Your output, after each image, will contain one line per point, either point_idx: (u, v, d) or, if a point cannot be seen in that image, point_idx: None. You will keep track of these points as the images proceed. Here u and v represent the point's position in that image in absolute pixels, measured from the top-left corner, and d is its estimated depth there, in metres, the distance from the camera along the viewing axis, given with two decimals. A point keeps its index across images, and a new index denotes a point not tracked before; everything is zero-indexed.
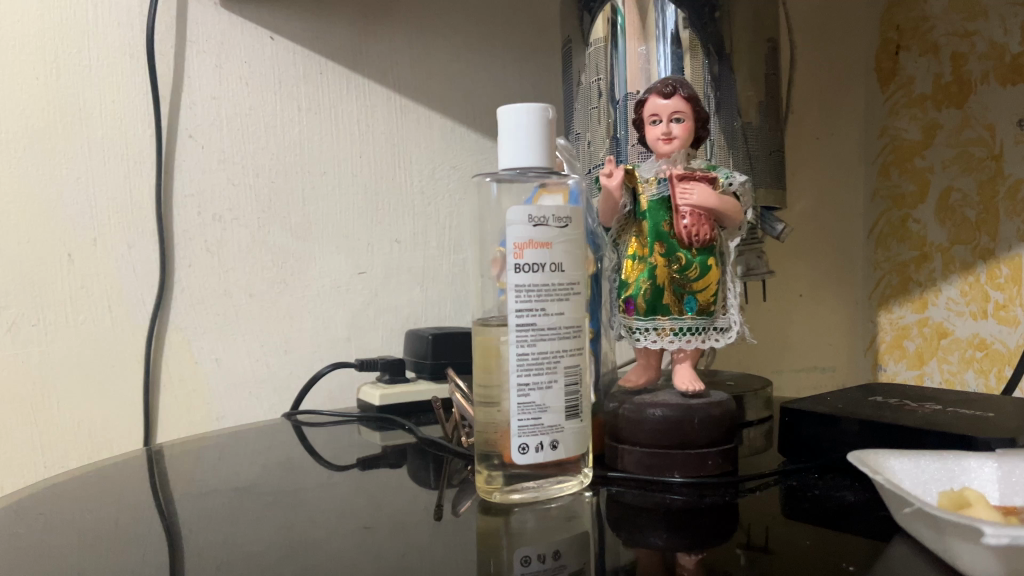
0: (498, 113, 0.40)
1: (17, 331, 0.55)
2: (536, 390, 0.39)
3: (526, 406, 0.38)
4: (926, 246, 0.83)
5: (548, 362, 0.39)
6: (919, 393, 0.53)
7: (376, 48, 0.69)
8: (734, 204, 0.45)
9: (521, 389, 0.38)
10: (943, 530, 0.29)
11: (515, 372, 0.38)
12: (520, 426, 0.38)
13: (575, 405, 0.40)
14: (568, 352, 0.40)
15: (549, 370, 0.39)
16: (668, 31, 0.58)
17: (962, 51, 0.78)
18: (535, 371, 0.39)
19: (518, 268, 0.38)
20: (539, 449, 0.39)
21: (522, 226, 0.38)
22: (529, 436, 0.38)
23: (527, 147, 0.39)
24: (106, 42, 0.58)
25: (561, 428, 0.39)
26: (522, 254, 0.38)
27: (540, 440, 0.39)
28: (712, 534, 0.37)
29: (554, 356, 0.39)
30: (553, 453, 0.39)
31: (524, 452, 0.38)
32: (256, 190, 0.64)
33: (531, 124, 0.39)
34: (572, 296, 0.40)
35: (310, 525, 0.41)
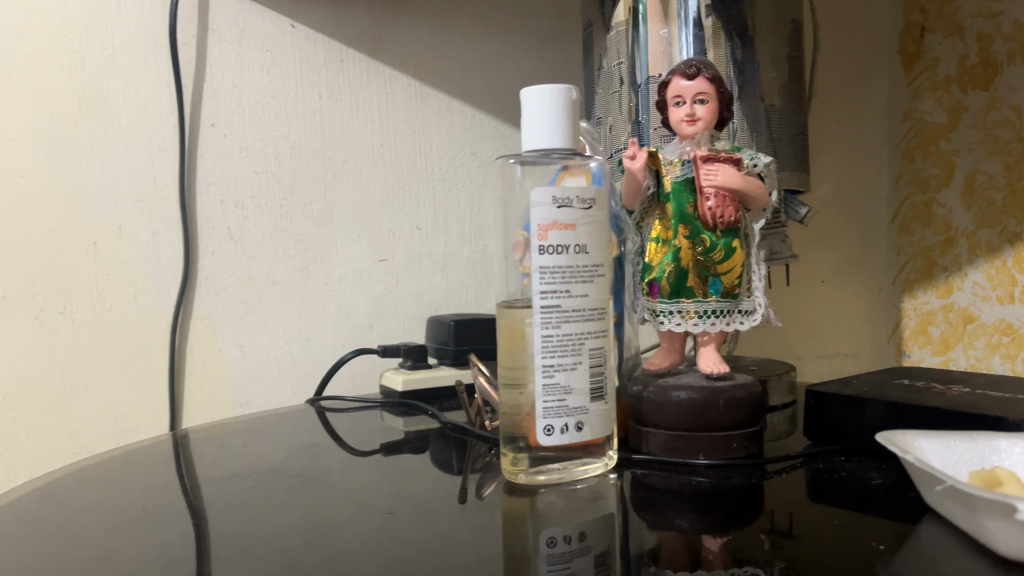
0: (521, 96, 0.40)
1: (44, 319, 0.56)
2: (561, 371, 0.39)
3: (551, 387, 0.38)
4: (951, 231, 0.82)
5: (572, 344, 0.39)
6: (947, 376, 0.52)
7: (396, 35, 0.69)
8: (759, 185, 0.45)
9: (546, 371, 0.38)
10: (975, 508, 0.29)
11: (540, 354, 0.38)
12: (545, 408, 0.38)
13: (599, 387, 0.40)
14: (593, 335, 0.40)
15: (574, 352, 0.39)
16: (690, 15, 0.57)
17: (988, 33, 0.77)
18: (560, 353, 0.39)
19: (542, 250, 0.38)
20: (564, 431, 0.39)
21: (546, 208, 0.38)
22: (554, 418, 0.38)
23: (551, 129, 0.39)
24: (130, 30, 0.58)
25: (586, 410, 0.39)
26: (545, 236, 0.38)
27: (565, 422, 0.39)
28: (738, 517, 0.37)
29: (578, 337, 0.39)
30: (579, 435, 0.39)
31: (549, 433, 0.38)
32: (278, 178, 0.65)
33: (555, 106, 0.39)
34: (596, 278, 0.40)
35: (336, 508, 0.41)
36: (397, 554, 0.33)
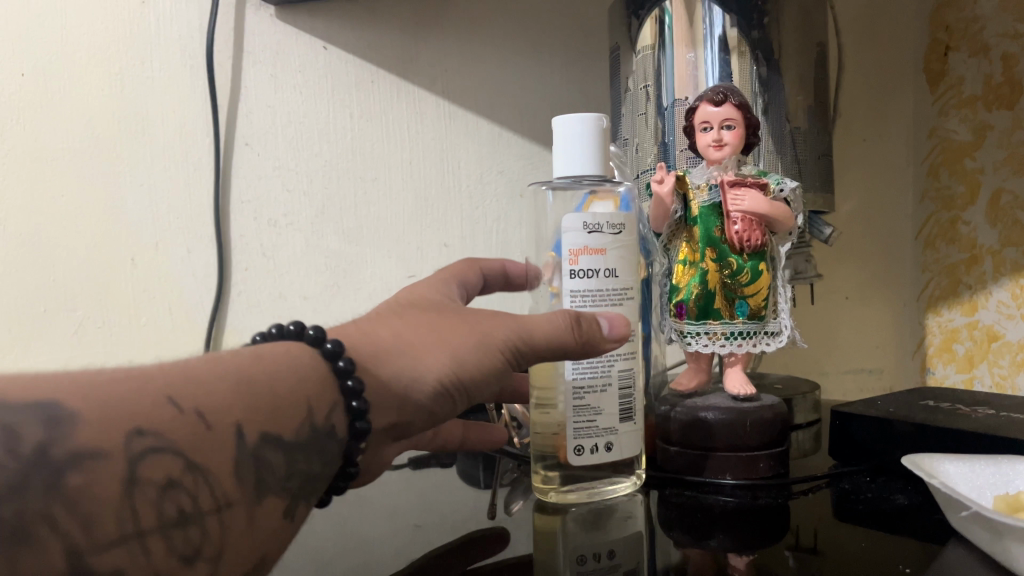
0: (553, 122, 0.41)
1: (84, 331, 0.58)
2: (591, 392, 0.40)
3: (582, 409, 0.39)
4: (976, 248, 0.82)
5: (603, 366, 0.40)
6: (973, 397, 0.53)
7: (427, 55, 0.71)
8: (786, 210, 0.46)
9: (577, 393, 0.39)
10: (1000, 532, 0.30)
11: (571, 375, 0.39)
12: (576, 429, 0.39)
13: (628, 408, 0.41)
14: (622, 356, 0.40)
15: (604, 374, 0.40)
16: (715, 35, 0.58)
17: (1014, 52, 0.77)
18: (590, 374, 0.40)
19: (573, 274, 0.39)
20: (595, 451, 0.40)
21: (577, 233, 0.39)
22: (585, 438, 0.40)
23: (582, 154, 0.40)
24: (169, 52, 0.60)
25: (616, 431, 0.40)
26: (577, 260, 0.39)
27: (595, 442, 0.40)
28: (764, 535, 0.38)
29: (608, 360, 0.40)
30: (608, 455, 0.40)
31: (580, 453, 0.40)
32: (311, 196, 0.66)
33: (587, 133, 0.40)
34: (626, 301, 0.41)
35: (368, 525, 0.42)
36: (430, 569, 0.35)
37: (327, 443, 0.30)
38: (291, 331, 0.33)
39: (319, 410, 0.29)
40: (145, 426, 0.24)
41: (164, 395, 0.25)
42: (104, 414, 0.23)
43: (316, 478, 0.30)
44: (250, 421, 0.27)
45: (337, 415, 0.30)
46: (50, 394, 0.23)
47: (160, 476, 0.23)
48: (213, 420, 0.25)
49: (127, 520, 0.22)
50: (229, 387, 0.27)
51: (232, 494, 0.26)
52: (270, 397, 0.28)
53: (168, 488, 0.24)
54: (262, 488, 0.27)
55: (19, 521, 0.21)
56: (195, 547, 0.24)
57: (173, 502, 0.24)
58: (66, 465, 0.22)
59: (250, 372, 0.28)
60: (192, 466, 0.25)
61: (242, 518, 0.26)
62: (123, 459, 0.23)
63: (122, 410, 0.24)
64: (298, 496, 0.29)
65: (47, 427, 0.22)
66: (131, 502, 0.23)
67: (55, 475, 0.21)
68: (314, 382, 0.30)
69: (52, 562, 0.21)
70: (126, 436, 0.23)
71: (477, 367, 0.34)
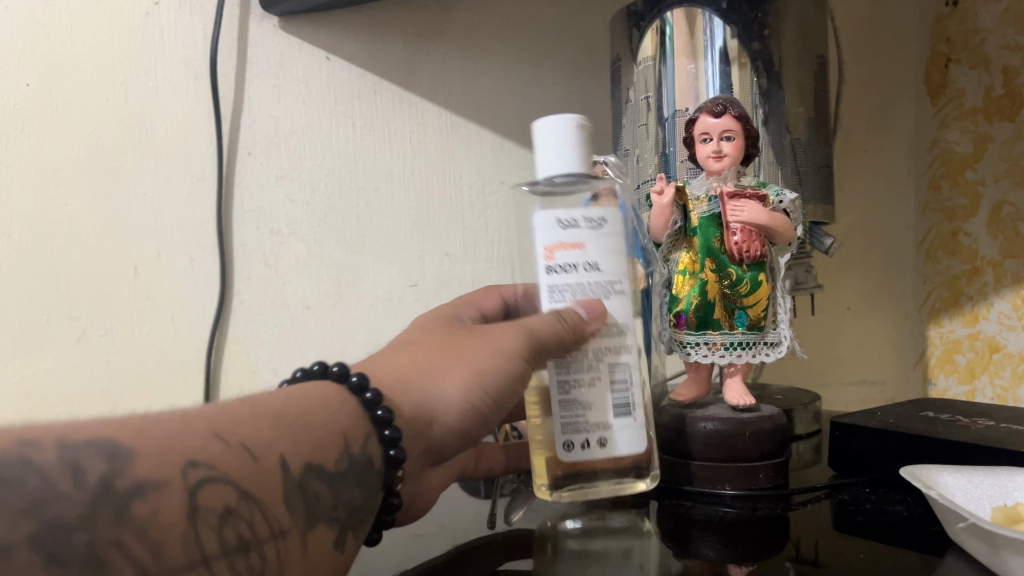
0: (534, 126, 0.41)
1: (86, 341, 0.57)
2: (578, 386, 0.40)
3: (568, 405, 0.40)
4: (977, 260, 0.82)
5: (588, 362, 0.40)
6: (973, 408, 0.53)
7: (429, 66, 0.71)
8: (785, 221, 0.46)
9: (561, 389, 0.40)
10: (997, 544, 0.30)
11: (556, 363, 0.40)
12: (562, 425, 0.40)
13: (623, 402, 0.41)
14: (613, 351, 0.40)
15: (591, 370, 0.40)
16: (716, 46, 0.59)
17: (1014, 65, 0.76)
18: (575, 367, 0.40)
19: (550, 270, 0.40)
20: (585, 446, 0.40)
21: (550, 230, 0.40)
22: (573, 434, 0.40)
23: (564, 155, 0.40)
24: (173, 62, 0.60)
25: (608, 426, 0.40)
26: (553, 255, 0.40)
27: (585, 438, 0.40)
28: (764, 546, 0.38)
29: (596, 355, 0.40)
30: (602, 450, 0.41)
31: (569, 448, 0.40)
32: (312, 205, 0.66)
33: (568, 134, 0.40)
34: (614, 291, 0.40)
35: (369, 541, 0.43)
36: None
37: (366, 474, 0.33)
38: (317, 369, 0.36)
39: (355, 442, 0.33)
40: (199, 457, 0.26)
41: (211, 433, 0.27)
42: (157, 451, 0.26)
43: (360, 508, 0.32)
44: (293, 454, 0.29)
45: (374, 444, 0.34)
46: (107, 434, 0.25)
47: (217, 505, 0.26)
48: (259, 453, 0.28)
49: (193, 548, 0.25)
50: (272, 421, 0.30)
51: (284, 523, 0.28)
52: (307, 433, 0.30)
53: (225, 516, 0.26)
54: (311, 518, 0.29)
55: (93, 550, 0.22)
56: (258, 571, 0.27)
57: (231, 530, 0.26)
58: (132, 496, 0.24)
59: (289, 409, 0.31)
60: (246, 497, 0.27)
61: (296, 545, 0.28)
62: (183, 490, 0.25)
63: (170, 450, 0.26)
64: (345, 526, 0.31)
65: (109, 462, 0.24)
66: (194, 529, 0.25)
67: (121, 508, 0.23)
68: (347, 412, 0.33)
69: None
70: (183, 469, 0.25)
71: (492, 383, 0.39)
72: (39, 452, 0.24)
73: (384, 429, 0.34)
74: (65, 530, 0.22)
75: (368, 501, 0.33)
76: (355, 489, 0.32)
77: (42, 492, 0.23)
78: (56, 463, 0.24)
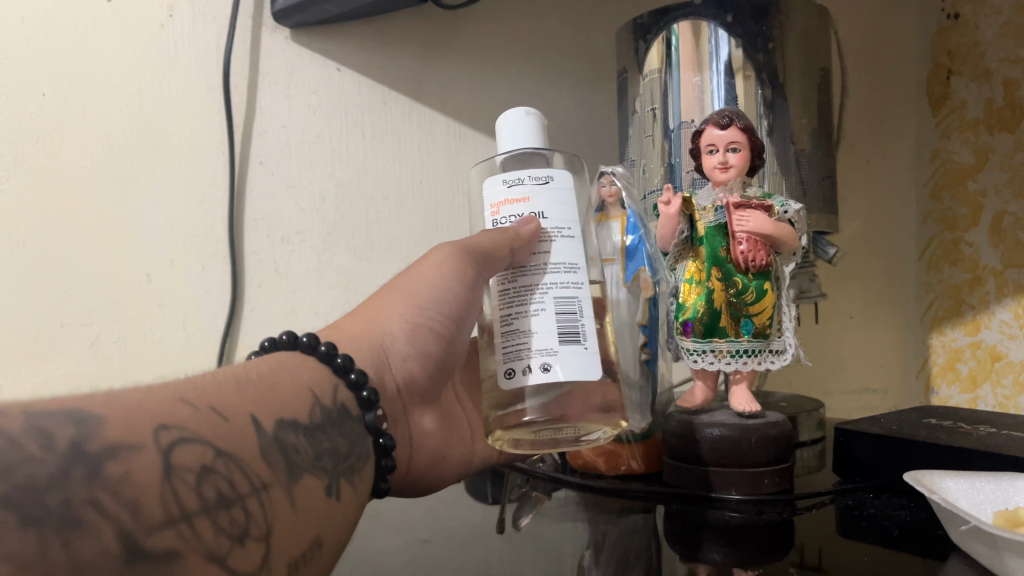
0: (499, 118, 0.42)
1: (99, 347, 0.57)
2: (521, 315, 0.38)
3: (509, 332, 0.38)
4: (978, 269, 0.82)
5: (529, 290, 0.39)
6: (974, 415, 0.53)
7: (437, 78, 0.72)
8: (790, 231, 0.47)
9: (504, 320, 0.39)
10: (998, 547, 0.30)
11: (500, 308, 0.39)
12: (503, 352, 0.38)
13: (571, 328, 0.38)
14: (560, 282, 0.38)
15: (533, 297, 0.38)
16: (721, 60, 0.60)
17: (1014, 77, 0.77)
18: (518, 298, 0.39)
19: (495, 223, 0.39)
20: (527, 372, 0.37)
21: (497, 188, 0.40)
22: (514, 361, 0.38)
23: (524, 138, 0.40)
24: (186, 73, 0.61)
25: (554, 351, 0.37)
26: (499, 210, 0.39)
27: (527, 363, 0.37)
28: (771, 550, 0.39)
29: (539, 288, 0.38)
30: (547, 376, 0.37)
31: (512, 376, 0.38)
32: (323, 214, 0.67)
33: (530, 121, 0.41)
34: (561, 237, 0.39)
35: (379, 548, 0.43)
36: None
37: (344, 419, 0.35)
38: (284, 339, 0.39)
39: (324, 395, 0.36)
40: (169, 421, 0.26)
41: (177, 398, 0.28)
42: (125, 418, 0.25)
43: (347, 456, 0.34)
44: (261, 413, 0.30)
45: (344, 391, 0.37)
46: (74, 405, 0.25)
47: (194, 461, 0.25)
48: (227, 414, 0.29)
49: (172, 504, 0.24)
50: (235, 387, 0.31)
51: (265, 478, 0.28)
52: (270, 393, 0.32)
53: (204, 473, 0.25)
54: (293, 470, 0.30)
55: (68, 509, 0.21)
56: (242, 528, 0.26)
57: (211, 486, 0.25)
58: (104, 457, 0.23)
59: (251, 374, 0.33)
60: (221, 453, 0.27)
61: (281, 500, 0.28)
62: (157, 450, 0.24)
63: (148, 415, 0.26)
64: (333, 475, 0.32)
65: (78, 429, 0.23)
66: (172, 486, 0.24)
67: (95, 468, 0.22)
68: (314, 373, 0.37)
69: (106, 544, 0.21)
70: (155, 432, 0.25)
71: (429, 299, 0.44)
72: (7, 421, 0.22)
73: (348, 374, 0.38)
74: (36, 491, 0.21)
75: (359, 446, 0.35)
76: (336, 438, 0.34)
77: (11, 455, 0.21)
78: (24, 429, 0.22)
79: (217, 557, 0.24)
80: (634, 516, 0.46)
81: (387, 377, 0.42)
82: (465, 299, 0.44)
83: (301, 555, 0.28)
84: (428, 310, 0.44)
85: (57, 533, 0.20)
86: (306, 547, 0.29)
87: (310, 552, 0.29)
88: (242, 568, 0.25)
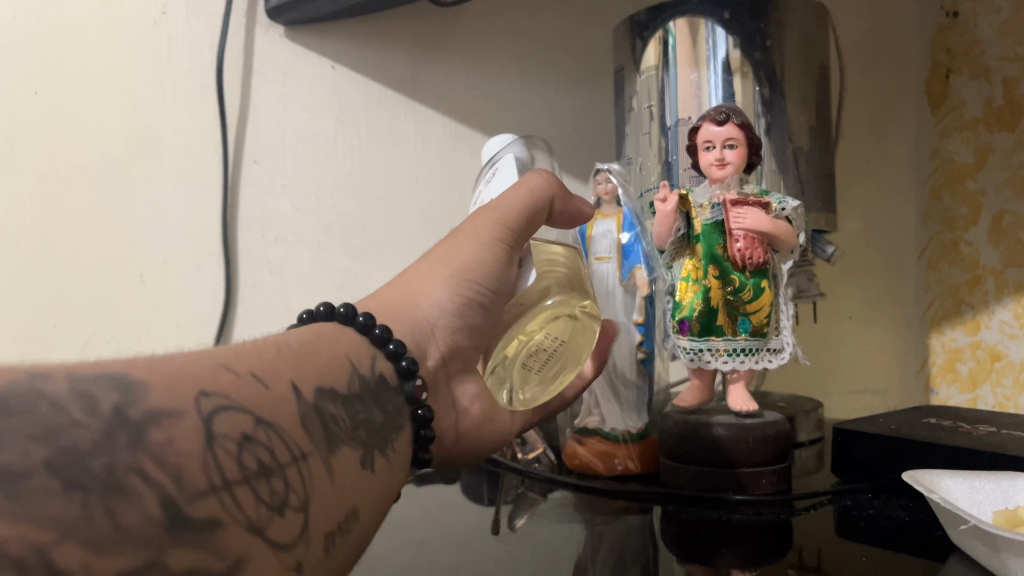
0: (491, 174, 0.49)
1: (91, 348, 0.57)
2: None
3: None
4: (978, 269, 0.82)
5: None
6: (975, 415, 0.53)
7: (433, 76, 0.72)
8: (787, 228, 0.46)
9: None
10: (997, 547, 0.30)
11: None
12: None
13: None
14: None
15: None
16: (718, 57, 0.59)
17: (1014, 75, 0.77)
18: None
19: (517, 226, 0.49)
20: None
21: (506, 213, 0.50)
22: None
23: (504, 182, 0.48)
24: (178, 70, 0.60)
25: None
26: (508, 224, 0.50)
27: None
28: (769, 551, 0.38)
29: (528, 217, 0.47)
30: None
31: None
32: (318, 214, 0.67)
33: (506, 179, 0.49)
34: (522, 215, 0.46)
35: (379, 550, 0.43)
36: None
37: (383, 389, 0.35)
38: (322, 311, 0.37)
39: (362, 363, 0.35)
40: (211, 389, 0.25)
41: (218, 363, 0.27)
42: (168, 384, 0.24)
43: (382, 427, 0.33)
44: (301, 378, 0.30)
45: (381, 361, 0.36)
46: (120, 369, 0.24)
47: (234, 431, 0.25)
48: (269, 380, 0.28)
49: (214, 471, 0.23)
50: (274, 353, 0.31)
51: (304, 446, 0.28)
52: (311, 360, 0.32)
53: (245, 441, 0.25)
54: (332, 441, 0.29)
55: (113, 475, 0.20)
56: (282, 498, 0.25)
57: (252, 456, 0.25)
58: (147, 424, 0.22)
59: (290, 341, 0.33)
60: (262, 422, 0.26)
61: (320, 468, 0.28)
62: (199, 418, 0.24)
63: (187, 383, 0.25)
64: (368, 446, 0.32)
65: (122, 394, 0.23)
66: (214, 453, 0.23)
67: (138, 433, 0.22)
68: (351, 342, 0.36)
69: (149, 511, 0.20)
70: (195, 399, 0.24)
71: (475, 269, 0.40)
72: (52, 384, 0.22)
73: (387, 343, 0.36)
74: (82, 456, 0.20)
75: (393, 417, 0.35)
76: (373, 408, 0.33)
77: (57, 420, 0.20)
78: (68, 394, 0.22)
79: (257, 527, 0.24)
80: (631, 518, 0.46)
81: (433, 351, 0.39)
82: (506, 270, 0.42)
83: (338, 525, 0.28)
84: (475, 281, 0.40)
85: (102, 499, 0.20)
86: (342, 517, 0.29)
87: (346, 523, 0.29)
88: (281, 539, 0.25)
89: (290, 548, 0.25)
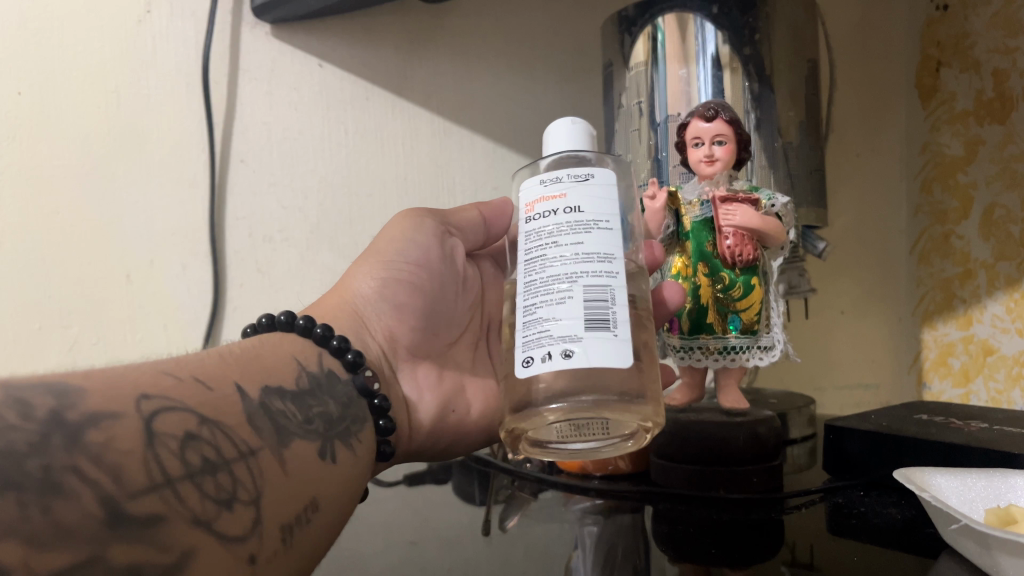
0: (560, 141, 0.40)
1: (78, 348, 0.56)
2: None
3: None
4: (970, 262, 0.82)
5: None
6: (964, 410, 0.53)
7: (421, 72, 0.71)
8: (777, 224, 0.46)
9: None
10: (989, 545, 0.30)
11: None
12: None
13: None
14: None
15: None
16: (707, 52, 0.59)
17: (1004, 67, 0.76)
18: None
19: (529, 220, 0.37)
20: None
21: (533, 188, 0.38)
22: None
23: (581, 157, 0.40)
24: (164, 68, 0.59)
25: None
26: (533, 208, 0.37)
27: None
28: (759, 552, 0.38)
29: (571, 274, 0.34)
30: None
31: None
32: (306, 212, 0.66)
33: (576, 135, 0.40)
34: (597, 229, 0.35)
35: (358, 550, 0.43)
36: None
37: (331, 382, 0.36)
38: (268, 322, 0.39)
39: (310, 363, 0.37)
40: (151, 392, 0.27)
41: (176, 389, 0.28)
42: (106, 393, 0.25)
43: (342, 418, 0.35)
44: (245, 380, 0.32)
45: (328, 359, 0.38)
46: (74, 397, 0.24)
47: (177, 429, 0.26)
48: (216, 392, 0.29)
49: (155, 470, 0.24)
50: (216, 358, 0.32)
51: (252, 443, 0.29)
52: (254, 364, 0.33)
53: (188, 439, 0.26)
54: (282, 433, 0.31)
55: (48, 475, 0.21)
56: (230, 492, 0.26)
57: (195, 452, 0.26)
58: (86, 425, 0.23)
59: (233, 350, 0.34)
60: (206, 421, 0.28)
61: (270, 463, 0.29)
62: (139, 417, 0.25)
63: (128, 393, 0.26)
64: (326, 438, 0.33)
65: (58, 399, 0.24)
66: (155, 452, 0.25)
67: (75, 434, 0.23)
68: (296, 346, 0.37)
69: (87, 508, 0.22)
70: (136, 401, 0.26)
71: (392, 252, 0.43)
72: None
73: (331, 341, 0.38)
74: (16, 457, 0.21)
75: (353, 409, 0.36)
76: (328, 402, 0.35)
77: None
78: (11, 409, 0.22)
79: (204, 521, 0.25)
80: (621, 517, 0.45)
81: (370, 341, 0.42)
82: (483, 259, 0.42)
83: (295, 518, 0.29)
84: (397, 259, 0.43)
85: (39, 498, 0.21)
86: (299, 509, 0.30)
87: (304, 515, 0.30)
88: (232, 532, 0.26)
89: (243, 539, 0.26)
